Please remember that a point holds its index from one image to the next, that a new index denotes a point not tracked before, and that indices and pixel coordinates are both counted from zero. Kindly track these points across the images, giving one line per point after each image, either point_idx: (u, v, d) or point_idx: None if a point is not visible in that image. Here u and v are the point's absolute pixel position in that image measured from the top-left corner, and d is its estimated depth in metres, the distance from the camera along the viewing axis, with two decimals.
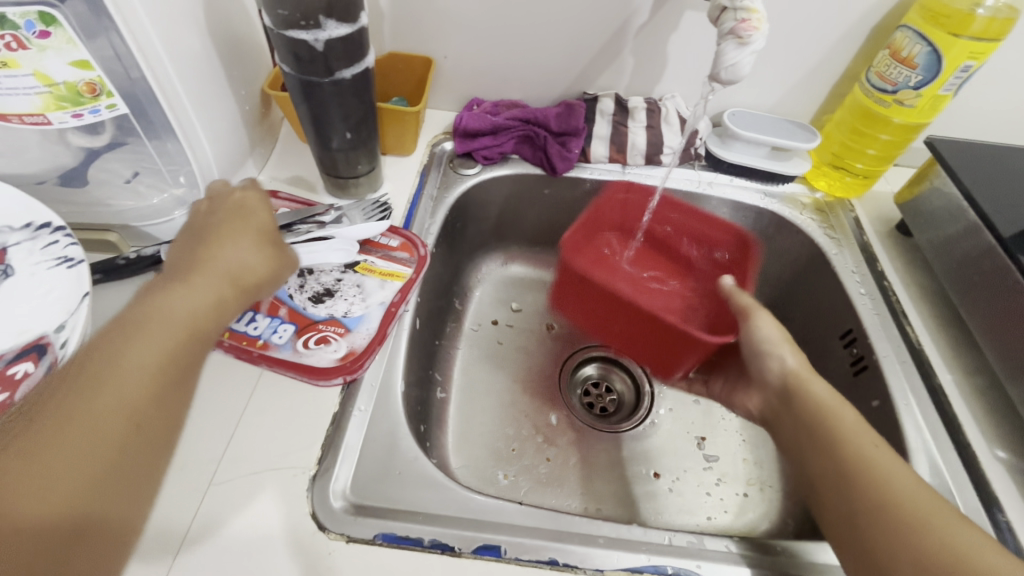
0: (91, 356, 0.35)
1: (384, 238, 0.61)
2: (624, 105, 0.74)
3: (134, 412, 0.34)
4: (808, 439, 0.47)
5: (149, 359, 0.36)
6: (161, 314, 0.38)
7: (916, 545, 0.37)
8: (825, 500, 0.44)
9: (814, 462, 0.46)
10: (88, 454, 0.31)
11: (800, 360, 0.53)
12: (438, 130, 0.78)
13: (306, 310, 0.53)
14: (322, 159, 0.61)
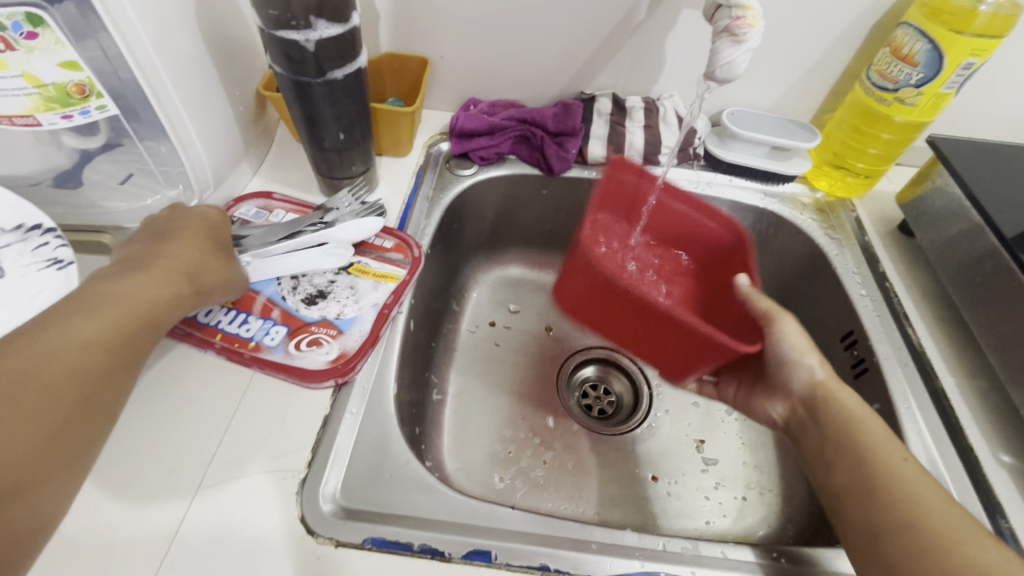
0: (38, 324, 0.37)
1: (378, 239, 0.61)
2: (621, 104, 0.73)
3: (83, 382, 0.36)
4: (833, 451, 0.46)
5: (99, 337, 0.38)
6: (114, 298, 0.40)
7: (945, 564, 0.36)
8: (847, 512, 0.43)
9: (838, 475, 0.45)
10: (43, 421, 0.34)
11: (827, 370, 0.52)
12: (435, 131, 0.78)
13: (299, 312, 0.53)
14: (316, 159, 0.61)
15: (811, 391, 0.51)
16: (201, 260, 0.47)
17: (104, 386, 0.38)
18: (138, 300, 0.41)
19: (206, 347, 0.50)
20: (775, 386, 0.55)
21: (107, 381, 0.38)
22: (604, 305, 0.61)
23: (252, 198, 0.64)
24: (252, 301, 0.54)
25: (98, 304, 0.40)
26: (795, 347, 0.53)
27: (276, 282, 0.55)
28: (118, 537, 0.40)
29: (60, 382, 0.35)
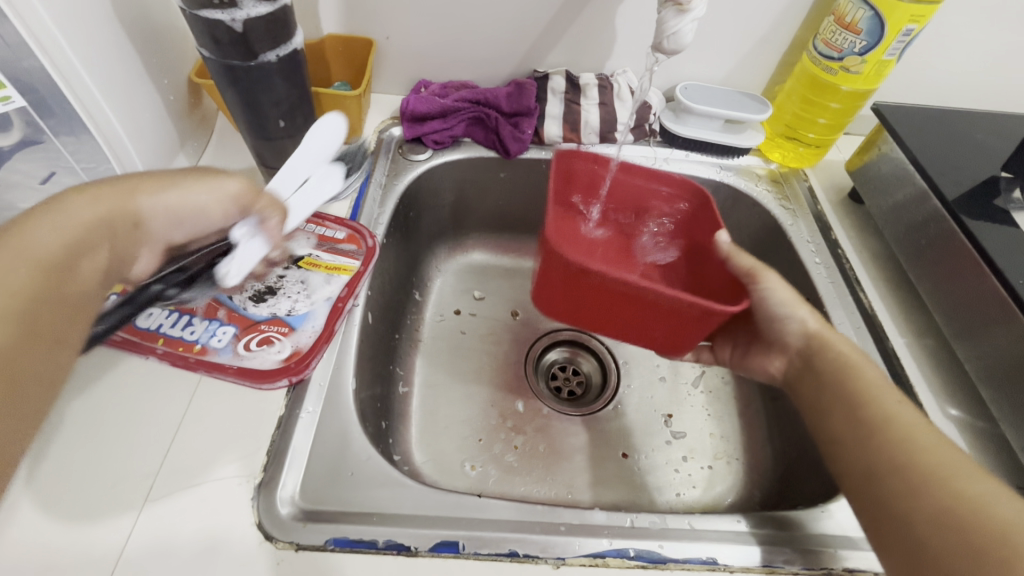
0: None
1: (328, 231, 0.59)
2: (575, 83, 0.72)
3: (6, 365, 0.29)
4: (828, 396, 0.47)
5: (7, 311, 0.30)
6: (25, 252, 0.31)
7: (934, 501, 0.36)
8: (840, 455, 0.44)
9: (831, 418, 0.46)
10: None
11: (817, 318, 0.52)
12: (386, 116, 0.75)
13: (248, 310, 0.51)
14: (257, 149, 0.58)
15: (807, 350, 0.51)
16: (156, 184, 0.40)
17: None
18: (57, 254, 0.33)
19: (148, 354, 0.47)
20: (771, 342, 0.55)
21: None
22: (586, 296, 0.53)
23: None
24: (196, 300, 0.51)
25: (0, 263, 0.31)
26: (786, 304, 0.52)
27: None
28: (57, 563, 0.38)
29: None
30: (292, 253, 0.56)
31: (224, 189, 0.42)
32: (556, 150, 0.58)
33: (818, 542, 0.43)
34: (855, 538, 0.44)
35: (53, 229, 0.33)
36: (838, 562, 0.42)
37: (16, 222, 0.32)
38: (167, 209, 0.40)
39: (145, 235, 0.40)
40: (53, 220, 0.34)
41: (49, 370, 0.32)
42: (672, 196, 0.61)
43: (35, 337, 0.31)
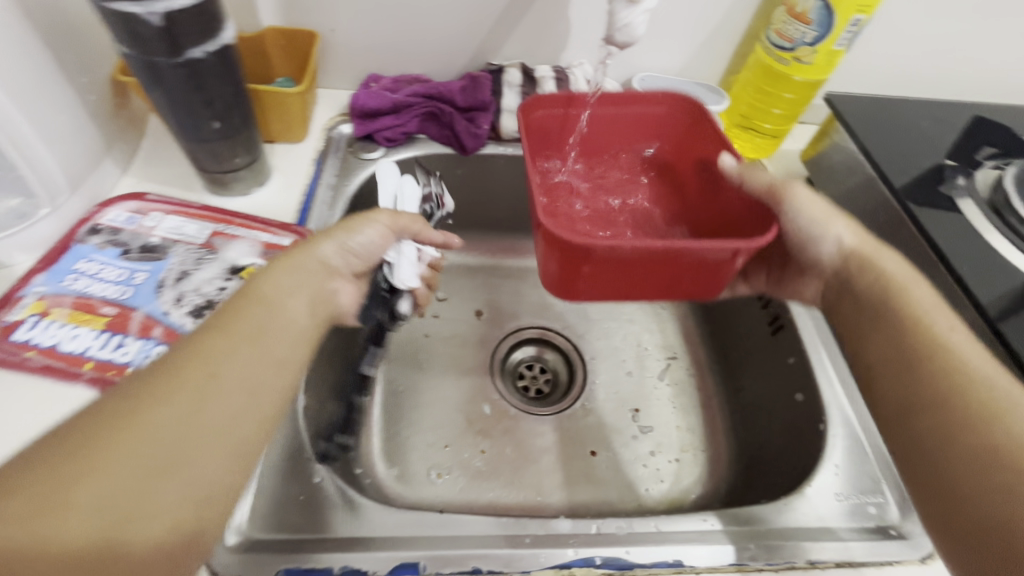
0: (192, 377, 0.35)
1: (274, 237, 0.55)
2: (531, 76, 0.69)
3: (254, 399, 0.37)
4: (871, 317, 0.46)
5: (269, 371, 0.38)
6: (258, 324, 0.39)
7: (972, 434, 0.37)
8: (881, 380, 0.44)
9: (874, 343, 0.46)
10: (233, 452, 0.35)
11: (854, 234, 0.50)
12: (334, 112, 0.71)
13: (186, 327, 0.47)
14: (192, 153, 0.54)
15: (842, 269, 0.49)
16: (330, 241, 0.46)
17: (230, 369, 0.36)
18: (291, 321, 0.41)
19: (73, 380, 0.44)
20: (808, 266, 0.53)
21: (229, 364, 0.37)
22: (612, 270, 0.46)
23: (120, 200, 0.55)
24: (128, 319, 0.47)
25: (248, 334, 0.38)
26: (820, 216, 0.49)
27: (156, 294, 0.49)
28: None
29: (182, 373, 0.35)
30: (234, 263, 0.53)
31: (376, 236, 0.49)
32: (522, 103, 0.52)
33: (781, 537, 0.44)
34: (815, 530, 0.45)
35: (288, 281, 0.42)
36: (802, 556, 0.42)
37: (281, 277, 0.42)
38: (337, 254, 0.46)
39: (341, 277, 0.47)
40: (282, 273, 0.42)
41: (277, 385, 0.38)
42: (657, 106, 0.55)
43: (260, 362, 0.38)
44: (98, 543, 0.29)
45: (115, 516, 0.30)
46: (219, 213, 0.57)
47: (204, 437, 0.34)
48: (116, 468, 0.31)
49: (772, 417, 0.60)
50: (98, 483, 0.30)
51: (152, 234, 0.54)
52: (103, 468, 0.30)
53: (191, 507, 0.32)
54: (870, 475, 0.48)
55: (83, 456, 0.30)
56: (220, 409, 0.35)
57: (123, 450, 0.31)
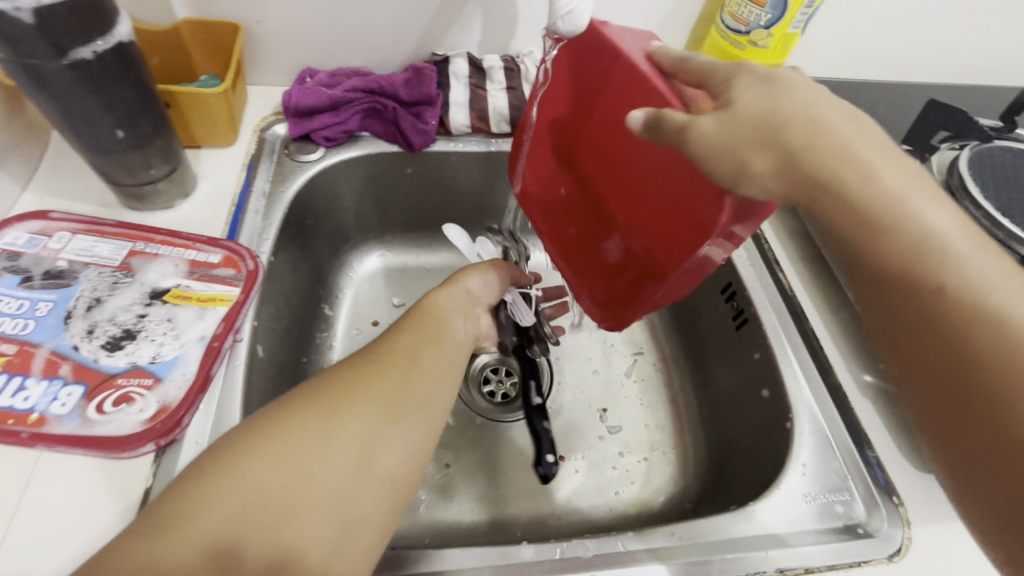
0: (376, 368, 0.40)
1: (201, 255, 0.51)
2: (478, 66, 0.65)
3: (437, 385, 0.41)
4: (869, 259, 0.33)
5: (448, 362, 0.43)
6: (433, 327, 0.45)
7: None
8: (901, 333, 0.33)
9: (880, 288, 0.33)
10: (426, 427, 0.39)
11: (848, 127, 0.33)
12: (267, 111, 0.65)
13: (98, 362, 0.42)
14: (97, 166, 0.48)
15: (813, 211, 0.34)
16: (474, 275, 0.51)
17: (423, 360, 0.42)
18: (454, 328, 0.46)
19: None
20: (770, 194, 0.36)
21: (424, 357, 0.42)
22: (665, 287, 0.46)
23: (19, 220, 0.49)
24: (30, 357, 0.42)
25: (421, 333, 0.44)
26: (721, 156, 0.32)
27: (63, 327, 0.44)
28: None
29: (389, 364, 0.40)
30: (155, 285, 0.48)
31: (501, 275, 0.54)
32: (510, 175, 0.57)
33: (748, 546, 0.43)
34: (783, 534, 0.44)
35: (451, 301, 0.48)
36: (769, 564, 0.42)
37: (446, 298, 0.48)
38: (480, 286, 0.51)
39: (482, 304, 0.52)
40: (445, 294, 0.48)
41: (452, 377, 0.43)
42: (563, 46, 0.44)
43: (442, 356, 0.43)
44: (334, 497, 0.34)
45: (345, 473, 0.34)
46: (137, 230, 0.51)
47: (408, 411, 0.38)
48: (346, 439, 0.35)
49: (738, 414, 0.59)
50: (333, 443, 0.35)
51: (58, 257, 0.48)
52: (334, 439, 0.35)
53: (401, 470, 0.37)
54: (838, 472, 0.48)
55: (317, 423, 0.36)
56: (418, 389, 0.40)
57: (351, 416, 0.36)
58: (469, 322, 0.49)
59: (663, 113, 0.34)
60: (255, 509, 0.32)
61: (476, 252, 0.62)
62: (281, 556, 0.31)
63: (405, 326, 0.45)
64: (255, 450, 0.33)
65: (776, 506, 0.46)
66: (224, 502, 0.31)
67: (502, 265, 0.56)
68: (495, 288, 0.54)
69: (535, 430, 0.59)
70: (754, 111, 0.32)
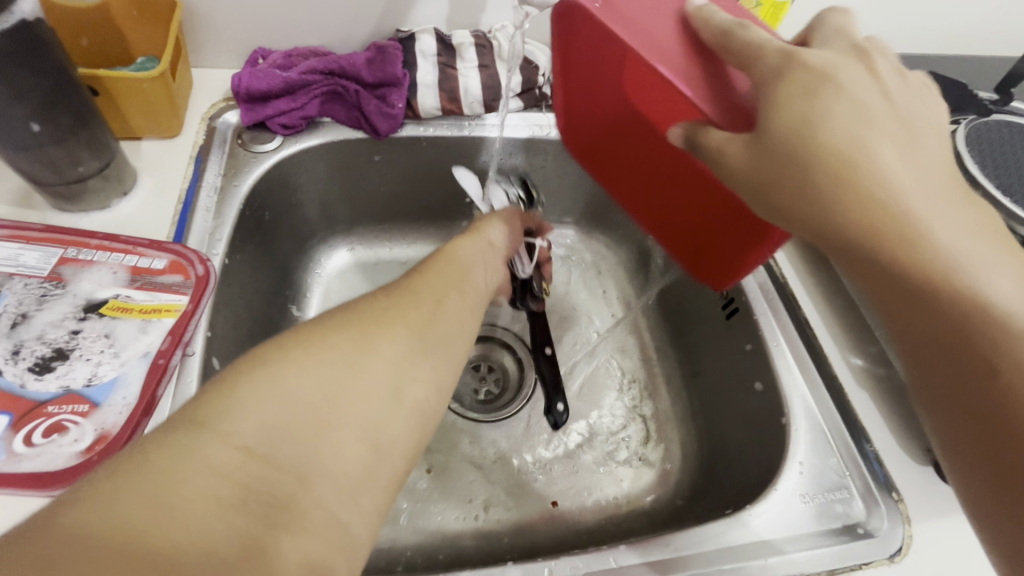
0: (407, 290, 0.35)
1: (143, 260, 0.46)
2: (447, 42, 0.60)
3: (465, 314, 0.36)
4: (903, 309, 0.30)
5: (474, 293, 0.39)
6: (455, 259, 0.40)
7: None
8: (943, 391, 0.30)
9: (909, 338, 0.31)
10: (461, 350, 0.34)
11: (887, 161, 0.30)
12: (217, 96, 0.60)
13: (26, 388, 0.38)
14: (15, 164, 0.43)
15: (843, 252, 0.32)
16: (496, 225, 0.48)
17: (449, 300, 0.35)
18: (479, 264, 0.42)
19: None
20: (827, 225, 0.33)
21: (451, 297, 0.36)
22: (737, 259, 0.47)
23: None
24: None
25: (447, 265, 0.39)
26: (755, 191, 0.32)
27: None
28: None
29: (420, 289, 0.35)
30: (90, 297, 0.43)
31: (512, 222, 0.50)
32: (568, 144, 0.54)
33: (746, 555, 0.41)
34: (782, 539, 0.42)
35: (473, 247, 0.43)
36: (769, 574, 0.40)
37: (470, 244, 0.43)
38: (500, 233, 0.48)
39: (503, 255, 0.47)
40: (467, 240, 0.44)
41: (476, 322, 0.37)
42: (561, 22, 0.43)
43: (467, 300, 0.37)
44: (364, 423, 0.27)
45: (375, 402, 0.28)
46: (68, 234, 0.46)
47: (439, 345, 0.32)
48: (384, 352, 0.30)
49: (731, 408, 0.57)
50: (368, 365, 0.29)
51: None
52: (372, 351, 0.29)
53: (438, 392, 0.31)
54: (836, 470, 0.45)
55: (348, 344, 0.29)
56: (447, 329, 0.33)
57: (384, 340, 0.30)
58: (491, 264, 0.44)
59: (701, 131, 0.33)
60: (284, 429, 0.25)
61: (483, 202, 0.61)
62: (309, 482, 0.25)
63: (431, 259, 0.40)
64: (275, 365, 0.27)
65: (774, 509, 0.44)
66: (257, 400, 0.25)
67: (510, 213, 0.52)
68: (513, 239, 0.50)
69: (545, 379, 0.61)
70: (790, 134, 0.30)
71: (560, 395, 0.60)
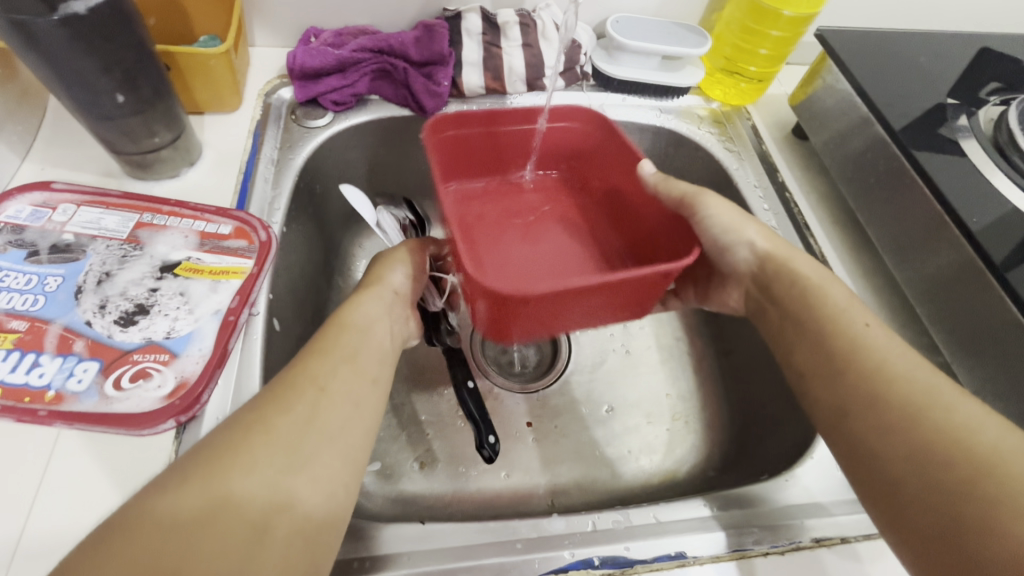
0: (285, 396, 0.34)
1: (211, 226, 0.49)
2: (492, 21, 0.61)
3: (356, 402, 0.36)
4: (792, 329, 0.43)
5: (372, 372, 0.38)
6: (353, 331, 0.40)
7: (910, 437, 0.34)
8: (812, 390, 0.40)
9: (800, 351, 0.41)
10: (350, 445, 0.34)
11: (765, 235, 0.46)
12: (272, 74, 0.62)
13: (113, 338, 0.41)
14: (97, 133, 0.46)
15: (759, 265, 0.46)
16: (396, 268, 0.47)
17: (335, 382, 0.35)
18: (378, 336, 0.41)
19: None
20: (726, 274, 0.50)
21: (339, 380, 0.36)
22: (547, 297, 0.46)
23: (22, 192, 0.48)
24: (42, 334, 0.40)
25: (337, 348, 0.38)
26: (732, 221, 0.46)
27: (75, 302, 0.42)
28: None
29: (293, 393, 0.34)
30: (165, 258, 0.46)
31: (411, 257, 0.48)
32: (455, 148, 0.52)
33: (783, 517, 0.42)
34: (815, 504, 0.43)
35: (373, 308, 0.42)
36: (805, 534, 0.41)
37: (370, 303, 0.42)
38: (402, 284, 0.47)
39: (408, 303, 0.47)
40: (364, 305, 0.42)
41: (376, 399, 0.37)
42: (580, 124, 0.53)
43: (362, 374, 0.37)
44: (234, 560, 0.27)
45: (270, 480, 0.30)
46: (144, 201, 0.49)
47: (318, 451, 0.32)
48: (250, 485, 0.29)
49: (766, 383, 0.58)
50: (268, 442, 0.31)
51: (64, 229, 0.46)
52: (237, 488, 0.29)
53: (325, 498, 0.31)
54: None
55: (207, 471, 0.29)
56: (334, 415, 0.34)
57: (277, 424, 0.32)
58: (393, 323, 0.44)
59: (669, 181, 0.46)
60: None
61: (379, 224, 0.60)
62: (221, 530, 0.27)
63: (316, 345, 0.38)
64: (139, 532, 0.26)
65: (810, 477, 0.45)
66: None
67: (426, 245, 0.51)
68: (421, 286, 0.49)
69: (469, 414, 0.55)
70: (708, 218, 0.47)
71: (491, 428, 0.55)
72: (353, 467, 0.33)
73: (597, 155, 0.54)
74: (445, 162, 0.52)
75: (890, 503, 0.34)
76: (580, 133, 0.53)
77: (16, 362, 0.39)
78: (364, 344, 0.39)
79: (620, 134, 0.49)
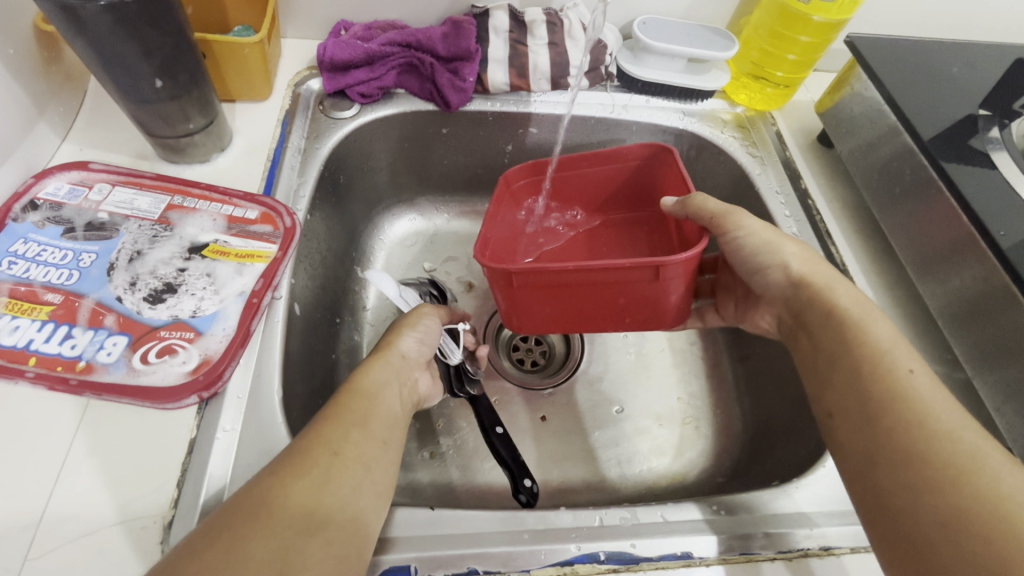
0: (305, 462, 0.33)
1: (238, 210, 0.50)
2: (520, 18, 0.62)
3: (368, 471, 0.35)
4: (825, 364, 0.40)
5: (384, 440, 0.38)
6: (366, 397, 0.40)
7: (942, 495, 0.31)
8: (838, 433, 0.37)
9: (833, 389, 0.39)
10: (356, 519, 0.33)
11: (802, 258, 0.45)
12: (301, 65, 0.64)
13: (142, 315, 0.42)
14: (135, 117, 0.47)
15: (794, 289, 0.45)
16: (406, 335, 0.48)
17: (350, 448, 0.35)
18: (386, 404, 0.40)
19: (15, 378, 0.39)
20: (760, 295, 0.49)
21: (352, 443, 0.36)
22: (552, 295, 0.47)
23: (60, 170, 0.50)
24: (75, 307, 0.42)
25: (354, 415, 0.38)
26: (767, 247, 0.46)
27: (107, 278, 0.44)
28: None
29: (305, 460, 0.34)
30: (193, 240, 0.48)
31: (430, 323, 0.50)
32: (513, 167, 0.57)
33: (791, 522, 0.42)
34: (829, 511, 0.43)
35: (381, 374, 0.43)
36: (813, 541, 0.40)
37: (378, 370, 0.43)
38: (413, 350, 0.47)
39: (417, 365, 0.48)
40: (376, 369, 0.43)
41: (387, 462, 0.37)
42: (636, 161, 0.57)
43: (372, 437, 0.37)
44: None
45: (303, 501, 0.32)
46: (175, 184, 0.51)
47: (332, 525, 0.32)
48: (258, 555, 0.29)
49: (780, 391, 0.58)
50: (298, 479, 0.33)
51: (99, 209, 0.48)
52: (245, 560, 0.28)
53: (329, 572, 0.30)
54: None
55: (226, 540, 0.29)
56: (346, 480, 0.34)
57: (289, 494, 0.32)
58: (404, 389, 0.44)
59: (691, 199, 0.49)
60: None
61: (401, 298, 0.55)
62: None
63: (336, 410, 0.38)
64: None
65: (821, 485, 0.44)
66: None
67: (432, 308, 0.52)
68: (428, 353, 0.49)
69: (500, 459, 0.54)
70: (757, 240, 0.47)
71: (526, 471, 0.53)
72: (358, 544, 0.32)
73: (658, 187, 0.57)
74: (519, 196, 0.59)
75: (916, 568, 0.30)
76: (632, 169, 0.57)
77: (50, 334, 0.41)
78: (377, 412, 0.39)
79: (675, 160, 0.53)
